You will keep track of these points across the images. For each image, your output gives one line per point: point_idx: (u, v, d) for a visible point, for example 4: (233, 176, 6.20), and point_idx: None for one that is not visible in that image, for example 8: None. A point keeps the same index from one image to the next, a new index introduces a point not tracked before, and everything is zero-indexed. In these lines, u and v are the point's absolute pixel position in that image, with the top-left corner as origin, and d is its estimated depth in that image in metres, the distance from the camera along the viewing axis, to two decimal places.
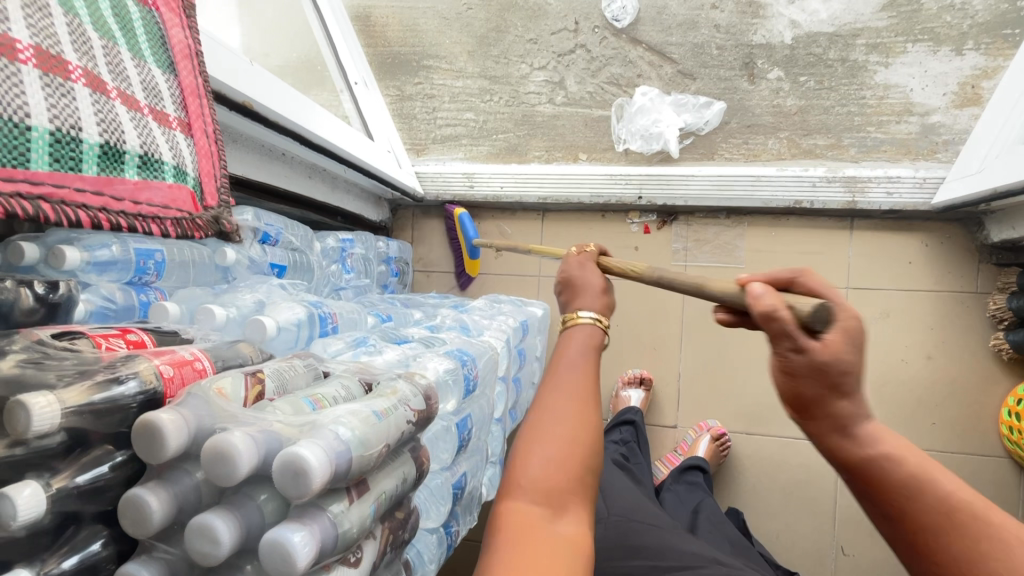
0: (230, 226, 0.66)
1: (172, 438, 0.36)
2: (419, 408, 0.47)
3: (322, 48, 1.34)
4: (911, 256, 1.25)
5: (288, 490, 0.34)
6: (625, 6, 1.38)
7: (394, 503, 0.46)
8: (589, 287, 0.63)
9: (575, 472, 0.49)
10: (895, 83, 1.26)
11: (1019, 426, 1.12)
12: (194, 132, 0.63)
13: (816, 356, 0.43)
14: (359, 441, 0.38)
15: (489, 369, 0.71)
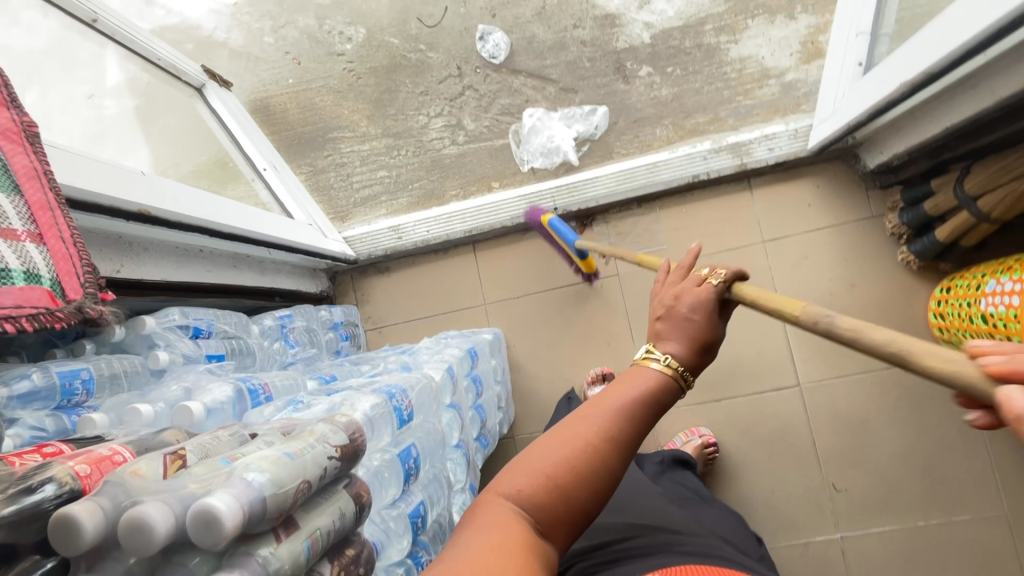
0: (97, 311, 0.63)
1: (90, 525, 0.37)
2: (341, 443, 0.50)
3: (226, 144, 1.39)
4: (809, 199, 1.36)
5: (206, 542, 0.37)
6: (498, 44, 1.50)
7: (337, 539, 0.48)
8: (690, 334, 0.57)
9: (565, 499, 0.50)
10: (748, 54, 1.39)
11: (946, 326, 1.21)
12: (47, 241, 0.61)
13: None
14: (271, 482, 0.40)
15: (426, 399, 0.73)
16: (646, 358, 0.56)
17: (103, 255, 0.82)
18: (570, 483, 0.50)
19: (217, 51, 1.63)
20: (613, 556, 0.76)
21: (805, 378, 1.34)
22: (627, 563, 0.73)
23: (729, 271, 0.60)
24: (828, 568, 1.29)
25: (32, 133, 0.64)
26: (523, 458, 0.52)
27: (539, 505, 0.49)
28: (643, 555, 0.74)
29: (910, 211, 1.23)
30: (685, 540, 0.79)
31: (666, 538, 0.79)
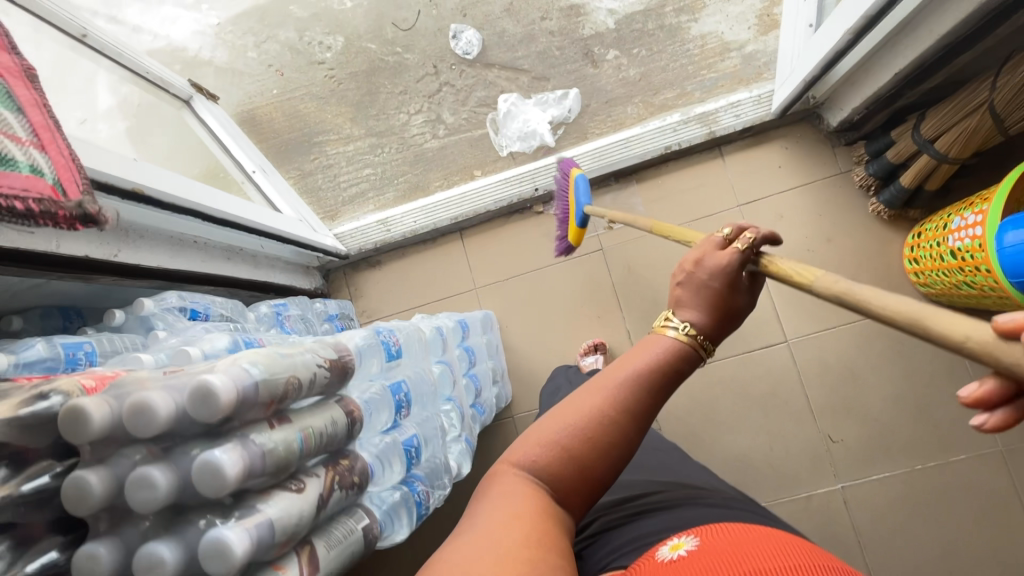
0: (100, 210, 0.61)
1: (96, 414, 0.40)
2: (331, 357, 0.54)
3: (215, 151, 1.45)
4: (779, 161, 1.41)
5: (206, 416, 0.40)
6: (470, 41, 1.57)
7: (332, 445, 0.52)
8: (711, 299, 0.57)
9: (579, 468, 0.52)
10: (708, 31, 1.46)
11: (921, 268, 1.25)
12: (48, 149, 0.58)
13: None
14: (264, 372, 0.44)
15: (414, 344, 0.77)
16: (663, 326, 0.56)
17: (101, 240, 0.85)
18: (583, 451, 0.52)
19: (203, 69, 1.70)
20: (641, 509, 0.78)
21: (792, 333, 1.37)
22: (656, 514, 0.75)
23: (758, 230, 0.59)
24: (831, 519, 1.30)
25: (32, 72, 0.60)
26: (533, 431, 0.55)
27: (553, 474, 0.52)
28: (671, 507, 0.76)
29: (876, 163, 1.27)
30: (709, 493, 0.82)
31: (690, 492, 0.82)
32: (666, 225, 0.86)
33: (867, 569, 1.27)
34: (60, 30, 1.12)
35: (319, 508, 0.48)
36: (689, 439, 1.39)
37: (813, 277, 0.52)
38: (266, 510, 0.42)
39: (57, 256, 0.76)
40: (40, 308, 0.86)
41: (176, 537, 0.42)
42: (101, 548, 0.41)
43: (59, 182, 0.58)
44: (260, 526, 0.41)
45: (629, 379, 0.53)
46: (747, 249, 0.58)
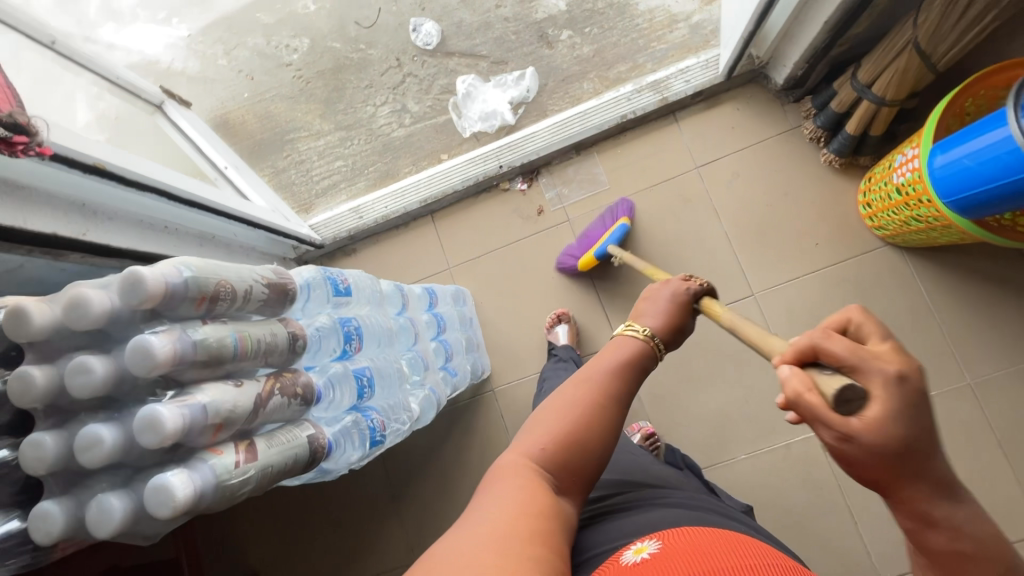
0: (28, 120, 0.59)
1: (38, 315, 0.52)
2: (269, 280, 0.66)
3: (188, 151, 1.49)
4: (733, 122, 1.45)
5: (137, 302, 0.52)
6: (430, 32, 1.63)
7: (272, 353, 0.63)
8: (666, 313, 0.80)
9: (575, 456, 0.64)
10: (655, 5, 1.53)
11: (874, 210, 1.29)
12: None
13: (862, 441, 0.47)
14: (194, 276, 0.56)
15: (370, 289, 0.84)
16: (625, 332, 0.77)
17: (69, 217, 0.89)
18: (581, 436, 0.65)
19: (177, 79, 1.77)
20: (611, 509, 0.81)
21: (759, 286, 1.40)
22: (625, 513, 0.78)
23: (703, 281, 0.86)
24: (809, 465, 1.32)
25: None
26: (535, 428, 0.66)
27: (557, 464, 0.63)
28: (638, 507, 0.80)
29: (823, 114, 1.32)
30: (670, 494, 0.87)
31: (653, 493, 0.87)
32: (661, 272, 1.14)
33: (848, 511, 1.29)
34: (30, 37, 1.20)
35: (256, 404, 0.59)
36: (665, 398, 1.41)
37: (721, 312, 0.78)
38: (199, 395, 0.54)
39: (26, 230, 0.81)
40: None
41: (115, 422, 0.56)
42: (47, 436, 0.55)
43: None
44: (192, 405, 0.53)
45: (609, 370, 0.71)
46: (696, 288, 0.84)
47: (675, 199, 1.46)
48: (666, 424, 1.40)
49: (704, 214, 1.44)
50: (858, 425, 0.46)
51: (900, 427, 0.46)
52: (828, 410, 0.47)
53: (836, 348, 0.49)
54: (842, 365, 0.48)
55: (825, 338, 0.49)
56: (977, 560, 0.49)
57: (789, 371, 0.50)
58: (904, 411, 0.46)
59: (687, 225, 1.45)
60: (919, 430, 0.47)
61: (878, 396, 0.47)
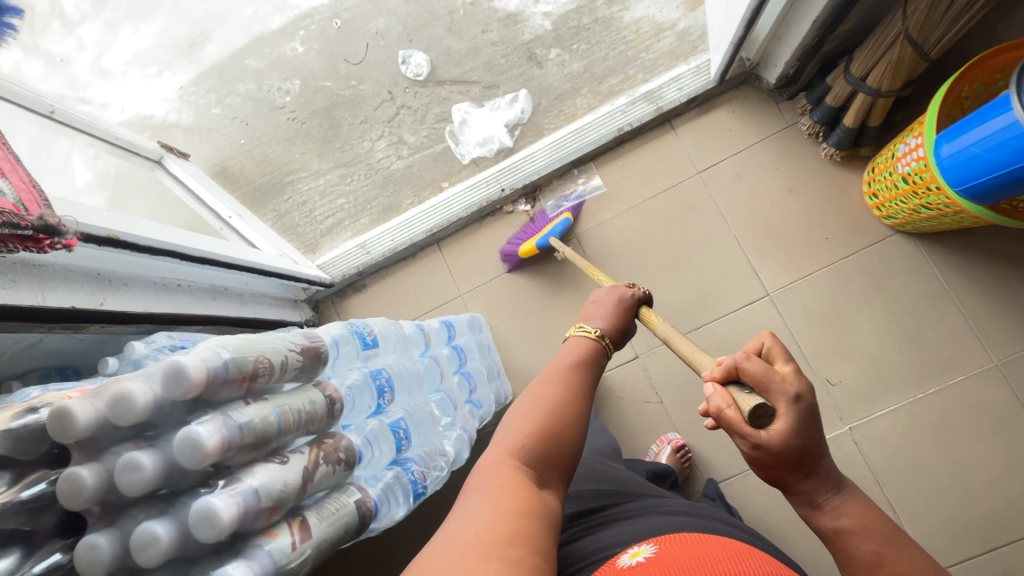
0: (54, 219, 0.59)
1: (81, 412, 0.51)
2: (302, 345, 0.67)
3: (190, 204, 1.49)
4: (729, 124, 1.46)
5: (176, 391, 0.53)
6: (419, 63, 1.64)
7: (311, 421, 0.63)
8: (613, 315, 0.87)
9: (553, 447, 0.66)
10: (641, 16, 1.54)
11: (881, 201, 1.29)
12: (8, 176, 0.57)
13: (769, 448, 0.59)
14: (232, 357, 0.57)
15: (394, 335, 0.86)
16: (576, 333, 0.84)
17: (85, 289, 0.89)
18: (555, 428, 0.68)
19: (172, 132, 1.78)
20: (607, 518, 0.83)
21: (772, 286, 1.40)
22: (620, 522, 0.80)
23: (644, 290, 0.94)
24: (844, 462, 1.30)
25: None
26: (516, 425, 0.68)
27: (540, 454, 0.65)
28: (633, 515, 0.82)
29: (818, 110, 1.32)
30: (666, 503, 0.89)
31: (648, 503, 0.89)
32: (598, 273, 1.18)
33: (888, 505, 1.27)
34: (28, 109, 1.20)
35: (303, 479, 0.59)
36: (690, 407, 1.40)
37: (658, 322, 0.86)
38: (249, 480, 0.55)
39: (45, 308, 0.81)
40: (39, 371, 0.89)
41: (167, 517, 0.54)
42: (102, 539, 0.52)
43: (22, 202, 0.57)
44: (244, 491, 0.53)
45: (571, 368, 0.77)
46: (638, 290, 0.92)
47: (680, 206, 1.46)
48: (694, 432, 1.39)
49: (711, 218, 1.44)
50: (767, 435, 0.59)
51: (796, 435, 0.59)
52: (742, 424, 0.60)
53: (752, 372, 0.60)
54: (755, 385, 0.60)
55: (745, 361, 0.61)
56: (861, 537, 0.60)
57: (715, 391, 0.62)
58: (798, 423, 0.59)
59: (694, 231, 1.45)
60: (810, 436, 0.60)
61: (781, 412, 0.59)
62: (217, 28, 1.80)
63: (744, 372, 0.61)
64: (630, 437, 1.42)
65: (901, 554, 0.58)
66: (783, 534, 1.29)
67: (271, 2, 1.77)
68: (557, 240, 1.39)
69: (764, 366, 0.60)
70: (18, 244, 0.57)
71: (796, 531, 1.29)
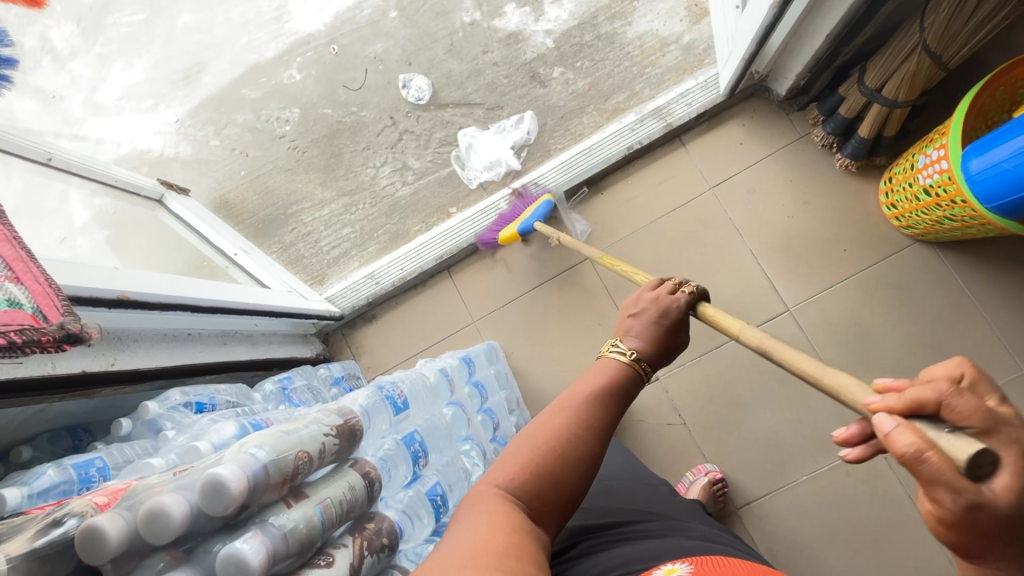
0: (76, 324, 0.57)
1: (112, 530, 0.45)
2: (337, 424, 0.64)
3: (194, 242, 1.46)
4: (740, 138, 1.44)
5: (217, 509, 0.49)
6: (420, 87, 1.62)
7: (352, 510, 0.59)
8: (654, 330, 0.70)
9: (552, 484, 0.56)
10: (644, 31, 1.52)
11: (900, 212, 1.27)
12: (23, 280, 0.56)
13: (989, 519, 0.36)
14: (271, 456, 0.53)
15: (420, 390, 0.86)
16: (608, 351, 0.69)
17: (95, 352, 0.86)
18: (554, 466, 0.56)
19: (171, 166, 1.74)
20: (626, 535, 0.75)
21: (792, 301, 1.37)
22: (638, 540, 0.72)
23: (696, 284, 0.75)
24: (876, 479, 1.27)
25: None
26: (510, 450, 0.59)
27: (534, 490, 0.55)
28: (655, 536, 0.74)
29: (831, 121, 1.30)
30: (692, 527, 0.80)
31: (676, 524, 0.80)
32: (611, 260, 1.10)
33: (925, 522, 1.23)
34: (25, 157, 1.16)
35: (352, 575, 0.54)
36: (715, 427, 1.37)
37: (739, 327, 0.66)
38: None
39: (56, 376, 0.78)
40: (46, 433, 0.83)
41: None
42: None
43: (39, 309, 0.56)
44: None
45: (589, 398, 0.62)
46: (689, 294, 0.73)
47: (694, 222, 1.44)
48: (720, 453, 1.36)
49: (726, 234, 1.42)
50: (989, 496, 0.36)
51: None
52: (956, 476, 0.36)
53: (961, 408, 0.38)
54: (972, 426, 0.38)
55: (952, 394, 0.39)
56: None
57: (895, 425, 0.39)
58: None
59: (709, 247, 1.42)
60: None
61: (1012, 464, 0.36)
62: (212, 58, 1.76)
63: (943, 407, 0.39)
64: (654, 461, 1.39)
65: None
66: (818, 556, 1.26)
67: (266, 30, 1.74)
68: (540, 223, 1.38)
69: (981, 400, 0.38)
70: (30, 348, 0.53)
71: (832, 553, 1.25)
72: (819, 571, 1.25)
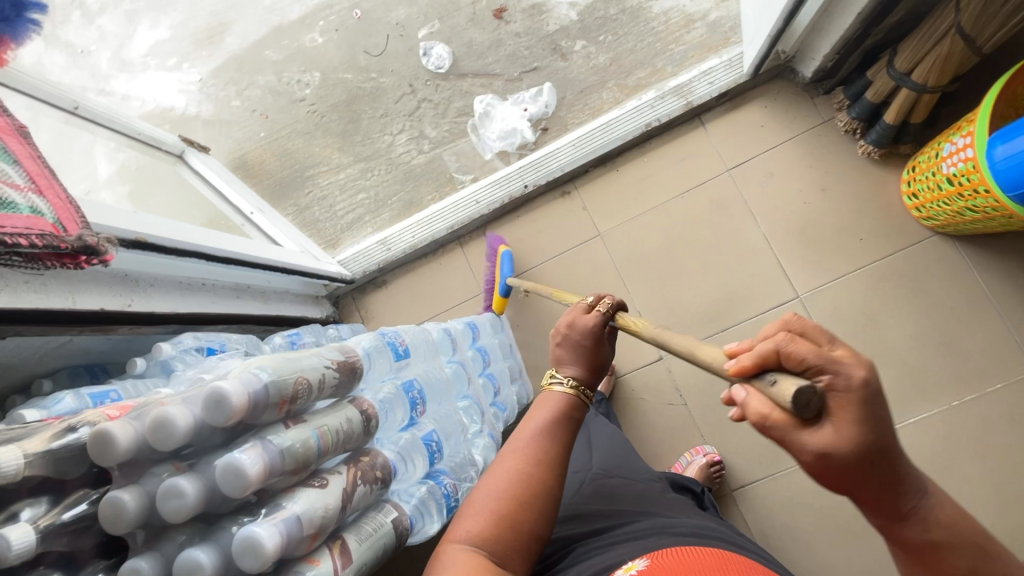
0: (95, 238, 0.59)
1: (122, 436, 0.48)
2: (339, 360, 0.66)
3: (211, 199, 1.49)
4: (761, 120, 1.41)
5: (217, 418, 0.51)
6: (441, 55, 1.61)
7: (348, 441, 0.62)
8: (584, 354, 0.69)
9: (515, 526, 0.58)
10: (670, 7, 1.49)
11: (921, 203, 1.24)
12: (45, 193, 0.58)
13: (832, 451, 0.44)
14: (273, 377, 0.55)
15: (422, 344, 0.88)
16: (551, 384, 0.68)
17: (113, 290, 0.88)
18: (514, 510, 0.59)
19: (192, 124, 1.77)
20: (611, 540, 0.76)
21: (802, 288, 1.35)
22: (621, 544, 0.73)
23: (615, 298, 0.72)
24: None
25: (24, 130, 0.62)
26: (473, 498, 0.61)
27: (496, 538, 0.58)
28: (640, 536, 0.74)
29: (857, 105, 1.26)
30: (676, 523, 0.80)
31: (654, 522, 0.80)
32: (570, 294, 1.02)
33: None
34: (52, 105, 1.18)
35: (343, 501, 0.58)
36: (716, 409, 1.37)
37: (643, 327, 0.66)
38: (291, 506, 0.52)
39: (76, 310, 0.80)
40: (66, 369, 0.89)
41: (211, 545, 0.50)
42: (143, 563, 0.48)
43: (59, 220, 0.57)
44: (286, 518, 0.51)
45: (542, 428, 0.65)
46: (607, 308, 0.70)
47: (709, 203, 1.42)
48: (718, 435, 1.36)
49: (741, 217, 1.40)
50: (831, 438, 0.44)
51: (867, 435, 0.44)
52: (794, 427, 0.45)
53: (795, 353, 0.45)
54: (804, 370, 0.45)
55: (785, 343, 0.45)
56: (955, 551, 0.48)
57: (747, 393, 0.47)
58: (865, 418, 0.44)
59: (720, 229, 1.41)
60: (883, 436, 0.45)
61: (837, 406, 0.44)
62: (236, 18, 1.77)
63: (784, 355, 0.46)
64: (653, 439, 1.40)
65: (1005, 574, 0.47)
66: (808, 541, 1.27)
67: None
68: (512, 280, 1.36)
69: (809, 344, 0.45)
70: (53, 261, 0.58)
71: (823, 538, 1.26)
72: (810, 554, 1.26)
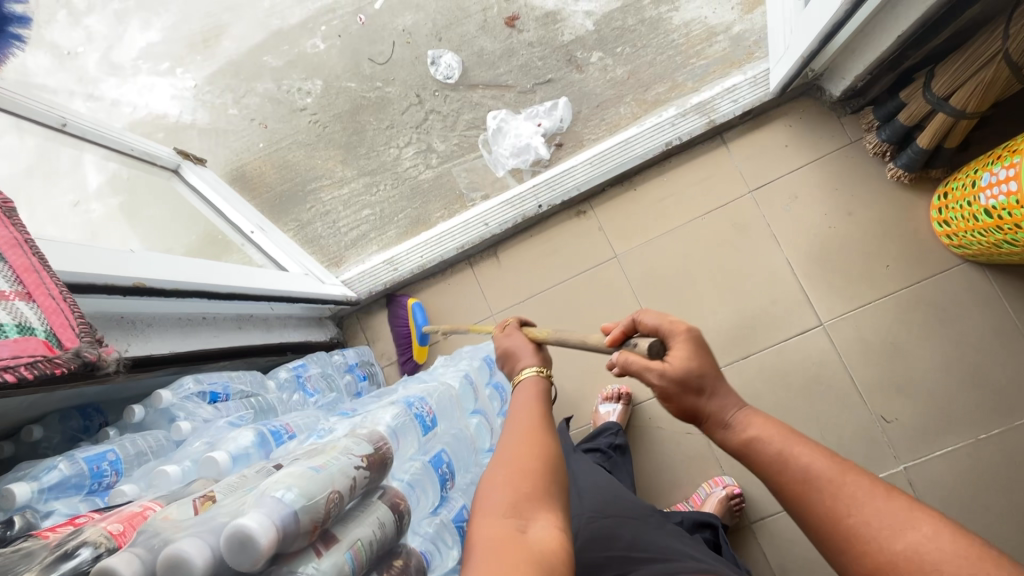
0: (94, 352, 0.59)
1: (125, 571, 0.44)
2: (367, 454, 0.61)
3: (208, 217, 1.41)
4: (785, 139, 1.36)
5: (243, 559, 0.46)
6: (450, 65, 1.54)
7: (380, 550, 0.57)
8: (523, 345, 0.77)
9: (536, 481, 0.55)
10: (691, 18, 1.42)
11: (953, 231, 1.19)
12: (36, 297, 0.58)
13: (673, 376, 0.63)
14: (299, 498, 0.50)
15: (447, 404, 0.85)
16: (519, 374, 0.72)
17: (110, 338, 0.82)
18: (528, 467, 0.56)
19: (187, 133, 1.68)
20: None
21: (826, 315, 1.31)
22: None
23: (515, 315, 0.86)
24: None
25: (9, 207, 0.62)
26: (487, 472, 0.57)
27: (521, 496, 0.53)
28: None
29: (887, 128, 1.21)
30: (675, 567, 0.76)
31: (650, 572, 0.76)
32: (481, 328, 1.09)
33: None
34: (39, 123, 1.10)
35: None
36: None
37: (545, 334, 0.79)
38: None
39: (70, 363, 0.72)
40: (56, 413, 0.83)
41: None
42: None
43: (54, 332, 0.58)
44: None
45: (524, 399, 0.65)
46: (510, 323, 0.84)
47: (730, 226, 1.37)
48: (738, 466, 1.32)
49: (763, 241, 1.36)
50: (669, 367, 0.63)
51: (694, 365, 0.64)
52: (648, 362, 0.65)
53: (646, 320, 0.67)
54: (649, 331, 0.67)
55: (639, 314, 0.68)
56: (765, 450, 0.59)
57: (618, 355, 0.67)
58: (693, 352, 0.64)
59: (741, 253, 1.36)
60: (704, 364, 0.64)
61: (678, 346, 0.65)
62: (233, 21, 1.68)
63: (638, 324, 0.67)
64: (670, 469, 1.36)
65: (805, 449, 0.57)
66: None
67: None
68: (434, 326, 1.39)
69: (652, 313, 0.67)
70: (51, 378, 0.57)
71: None
72: None
